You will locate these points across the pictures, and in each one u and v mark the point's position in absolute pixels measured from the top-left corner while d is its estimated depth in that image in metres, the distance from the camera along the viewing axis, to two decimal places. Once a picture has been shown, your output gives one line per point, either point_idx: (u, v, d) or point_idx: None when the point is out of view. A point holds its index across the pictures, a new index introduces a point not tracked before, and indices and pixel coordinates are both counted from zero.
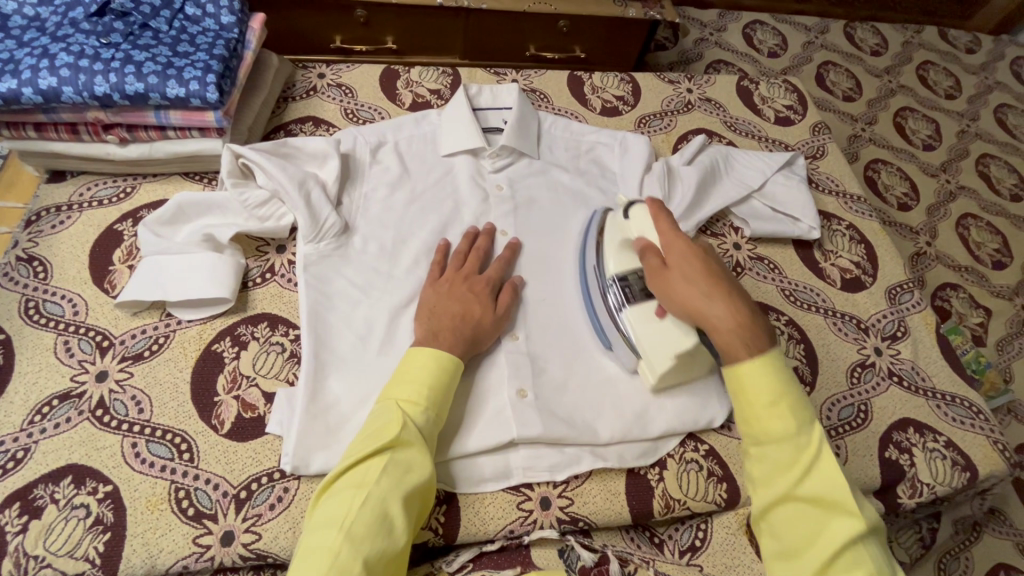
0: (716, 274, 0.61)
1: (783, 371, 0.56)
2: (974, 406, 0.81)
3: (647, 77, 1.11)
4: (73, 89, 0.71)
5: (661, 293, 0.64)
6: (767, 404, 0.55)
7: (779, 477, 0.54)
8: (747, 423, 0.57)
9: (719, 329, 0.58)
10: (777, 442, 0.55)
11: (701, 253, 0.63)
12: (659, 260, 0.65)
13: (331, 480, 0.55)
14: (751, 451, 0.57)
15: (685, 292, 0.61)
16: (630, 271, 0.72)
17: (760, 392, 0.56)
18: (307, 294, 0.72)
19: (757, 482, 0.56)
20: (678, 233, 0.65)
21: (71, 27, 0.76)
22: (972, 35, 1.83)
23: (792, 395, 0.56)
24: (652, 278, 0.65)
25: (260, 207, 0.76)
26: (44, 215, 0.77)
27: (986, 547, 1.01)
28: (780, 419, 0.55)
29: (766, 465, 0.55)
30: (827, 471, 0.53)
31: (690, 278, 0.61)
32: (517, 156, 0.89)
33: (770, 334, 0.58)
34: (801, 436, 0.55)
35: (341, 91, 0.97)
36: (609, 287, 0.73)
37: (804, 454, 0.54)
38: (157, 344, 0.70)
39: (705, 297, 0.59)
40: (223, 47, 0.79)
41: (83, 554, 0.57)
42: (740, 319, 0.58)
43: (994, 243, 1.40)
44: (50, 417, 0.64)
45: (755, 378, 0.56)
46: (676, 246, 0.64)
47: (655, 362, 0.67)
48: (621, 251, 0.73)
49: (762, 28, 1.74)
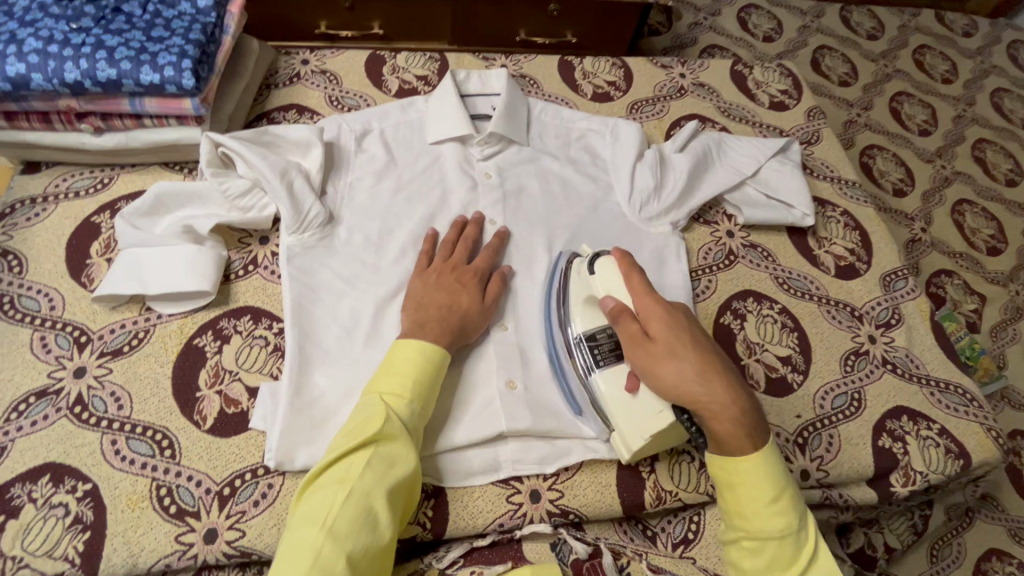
0: (703, 349, 0.58)
1: (776, 462, 0.55)
2: (968, 393, 0.80)
3: (641, 62, 1.09)
4: (43, 76, 0.69)
5: (646, 370, 0.58)
6: (768, 502, 0.53)
7: (774, 574, 0.53)
8: (743, 517, 0.54)
9: (719, 416, 0.54)
10: (777, 541, 0.53)
11: (685, 324, 0.59)
12: (639, 329, 0.60)
13: (314, 476, 0.54)
14: (743, 543, 0.54)
15: (678, 373, 0.56)
16: (598, 329, 0.67)
17: (760, 490, 0.53)
18: (291, 286, 0.70)
19: (745, 574, 0.54)
20: (659, 302, 0.61)
21: (40, 11, 0.73)
22: (969, 19, 1.81)
23: (789, 491, 0.54)
24: (634, 352, 0.60)
25: (242, 197, 0.74)
26: (18, 207, 0.75)
27: (979, 533, 1.01)
28: (781, 517, 0.53)
29: (762, 559, 0.53)
30: (821, 567, 0.53)
31: (680, 355, 0.57)
32: (506, 144, 0.87)
33: (763, 419, 0.56)
34: (799, 531, 0.53)
35: (326, 78, 0.94)
36: (576, 348, 0.67)
37: (803, 551, 0.53)
38: (137, 339, 0.68)
39: (701, 380, 0.55)
40: (199, 32, 0.76)
41: (63, 553, 0.56)
42: (739, 404, 0.55)
43: (989, 229, 1.39)
44: (26, 414, 0.62)
45: (757, 476, 0.54)
46: (657, 316, 0.60)
47: (629, 437, 0.62)
48: (589, 309, 0.68)
49: (757, 12, 1.71)
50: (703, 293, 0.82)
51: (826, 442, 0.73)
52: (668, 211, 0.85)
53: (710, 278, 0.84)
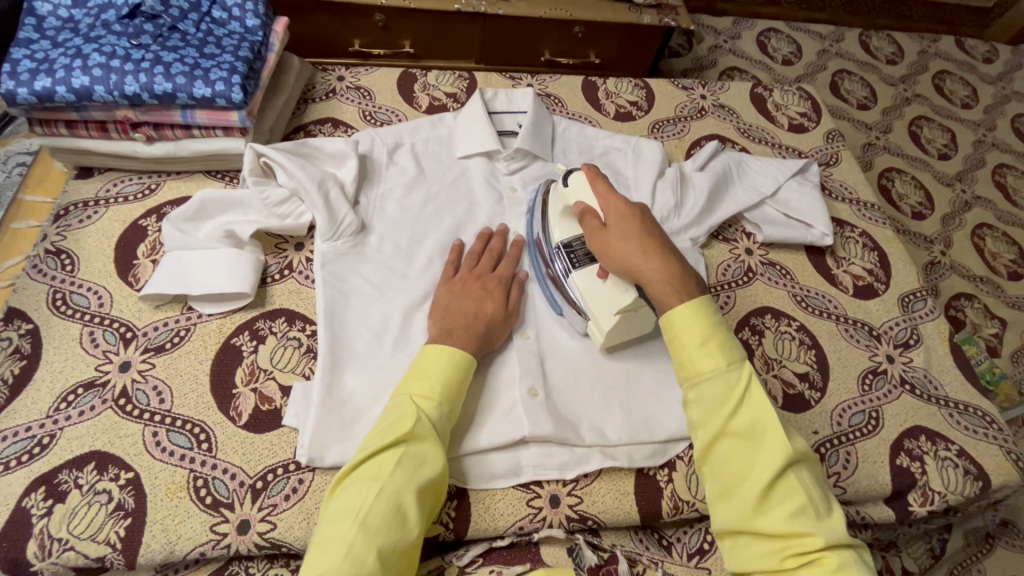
0: (649, 229, 0.63)
1: (711, 314, 0.58)
2: (988, 416, 0.80)
3: (662, 83, 1.12)
4: (105, 88, 0.74)
5: (602, 252, 0.65)
6: (698, 346, 0.57)
7: (712, 414, 0.55)
8: (682, 366, 0.58)
9: (654, 282, 0.60)
10: (709, 381, 0.56)
11: (637, 210, 0.65)
12: (597, 221, 0.67)
13: (346, 472, 0.56)
14: (687, 392, 0.58)
15: (623, 251, 0.63)
16: (574, 238, 0.74)
17: (690, 335, 0.57)
18: (325, 291, 0.73)
19: (694, 424, 0.57)
20: (615, 194, 0.67)
21: (104, 28, 0.78)
22: (989, 46, 1.83)
23: (721, 335, 0.57)
24: (592, 239, 0.66)
25: (281, 205, 0.78)
26: (72, 210, 0.80)
27: (1000, 560, 0.99)
28: (710, 357, 0.56)
29: (700, 404, 0.56)
30: (756, 403, 0.55)
31: (627, 236, 0.63)
32: (531, 159, 0.91)
33: (704, 287, 0.61)
34: (731, 371, 0.56)
35: (360, 93, 0.99)
36: (556, 255, 0.75)
37: (735, 389, 0.55)
38: (178, 337, 0.72)
39: (642, 253, 0.62)
40: (248, 50, 0.81)
41: (105, 538, 0.59)
42: (673, 272, 0.60)
43: (1010, 253, 1.40)
44: (74, 405, 0.66)
45: (689, 322, 0.57)
46: (613, 205, 0.66)
47: (601, 320, 0.69)
48: (563, 219, 0.76)
49: (776, 36, 1.74)
50: (722, 308, 0.84)
51: (844, 460, 0.74)
52: (688, 227, 0.88)
53: (729, 294, 0.85)
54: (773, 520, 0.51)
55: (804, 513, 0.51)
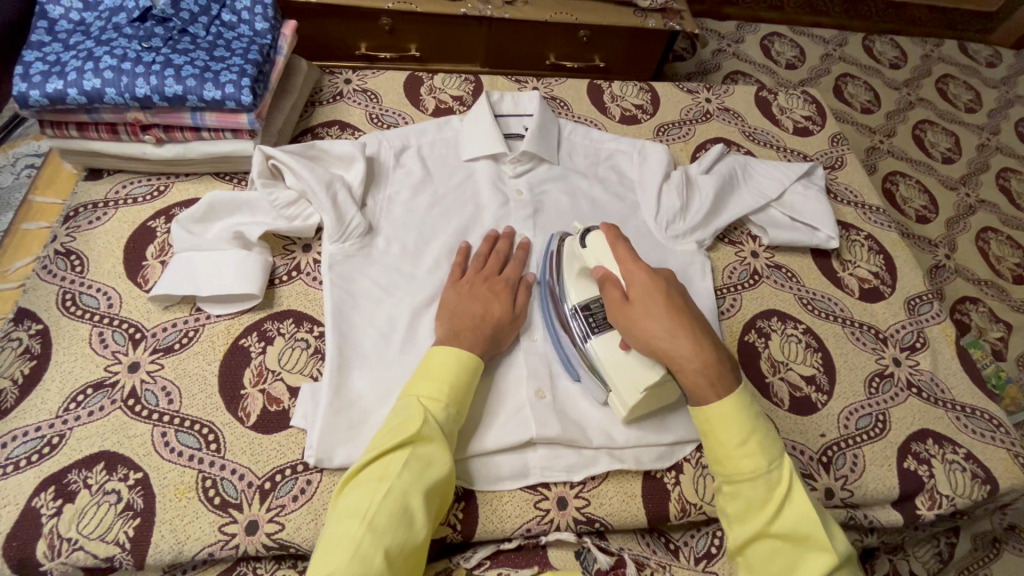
0: (678, 307, 0.59)
1: (747, 408, 0.56)
2: (994, 419, 0.80)
3: (667, 86, 1.12)
4: (116, 91, 0.74)
5: (626, 329, 0.61)
6: (738, 446, 0.55)
7: (753, 513, 0.55)
8: (719, 462, 0.57)
9: (686, 369, 0.57)
10: (750, 481, 0.55)
11: (665, 284, 0.61)
12: (620, 294, 0.62)
13: (354, 473, 0.57)
14: (724, 488, 0.57)
15: (650, 330, 0.58)
16: (593, 300, 0.70)
17: (729, 433, 0.56)
18: (333, 292, 0.74)
19: (731, 518, 0.56)
20: (640, 267, 0.62)
21: (115, 31, 0.79)
22: (992, 50, 1.84)
23: (762, 433, 0.56)
24: (615, 313, 0.62)
25: (289, 207, 0.79)
26: (81, 211, 0.80)
27: (1007, 564, 0.99)
28: (750, 458, 0.55)
29: (740, 502, 0.55)
30: (799, 505, 0.54)
31: (655, 315, 0.59)
32: (537, 161, 0.91)
33: (735, 372, 0.58)
34: (772, 472, 0.55)
35: (366, 96, 0.99)
36: (572, 317, 0.71)
37: (776, 491, 0.55)
38: (187, 337, 0.72)
39: (671, 335, 0.57)
40: (257, 52, 0.82)
41: (114, 538, 0.59)
42: (707, 358, 0.56)
43: (1014, 257, 1.40)
44: (84, 405, 0.66)
45: (727, 420, 0.56)
46: (638, 280, 0.62)
47: (625, 395, 0.65)
48: (580, 279, 0.72)
49: (779, 40, 1.75)
50: (728, 311, 0.84)
51: (850, 463, 0.73)
52: (694, 230, 0.88)
53: (735, 297, 0.86)
54: None
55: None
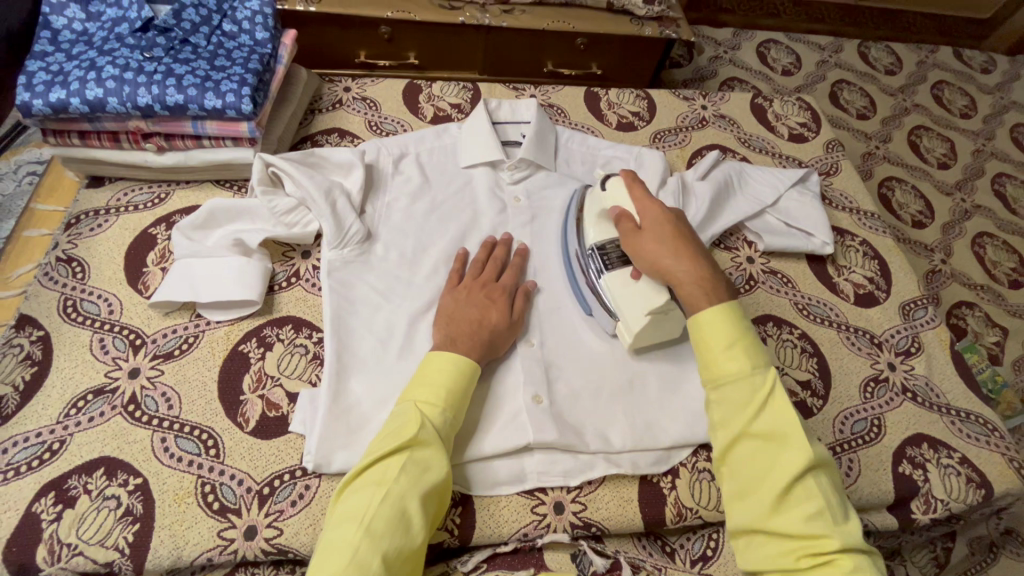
0: (683, 233, 0.65)
1: (740, 320, 0.59)
2: (989, 423, 0.81)
3: (663, 93, 1.14)
4: (118, 100, 0.75)
5: (634, 253, 0.67)
6: (724, 347, 0.58)
7: (734, 415, 0.56)
8: (706, 366, 0.59)
9: (684, 282, 0.62)
10: (733, 382, 0.57)
11: (672, 215, 0.67)
12: (632, 224, 0.69)
13: (351, 478, 0.57)
14: (710, 393, 0.59)
15: (654, 250, 0.65)
16: (607, 241, 0.75)
17: (717, 336, 0.58)
18: (332, 299, 0.74)
19: (714, 424, 0.58)
20: (651, 200, 0.69)
21: (117, 42, 0.80)
22: (987, 56, 1.85)
23: (748, 338, 0.58)
24: (625, 240, 0.69)
25: (288, 214, 0.79)
26: (83, 218, 0.81)
27: (1005, 569, 0.99)
28: (736, 360, 0.57)
29: (723, 402, 0.57)
30: (779, 407, 0.55)
31: (660, 238, 0.65)
32: (535, 168, 0.92)
33: (732, 292, 0.62)
34: (756, 375, 0.57)
35: (366, 104, 1.00)
36: (590, 257, 0.76)
37: (759, 393, 0.56)
38: (187, 343, 0.72)
39: (673, 254, 0.64)
40: (257, 62, 0.83)
41: (113, 543, 0.59)
42: (704, 274, 0.62)
43: (1010, 262, 1.40)
44: (84, 411, 0.66)
45: (716, 324, 0.59)
46: (648, 209, 0.68)
47: (631, 322, 0.70)
48: (599, 223, 0.77)
49: (775, 47, 1.76)
50: None
51: (846, 468, 0.74)
52: None
53: None
54: (787, 520, 0.52)
55: (822, 516, 0.51)
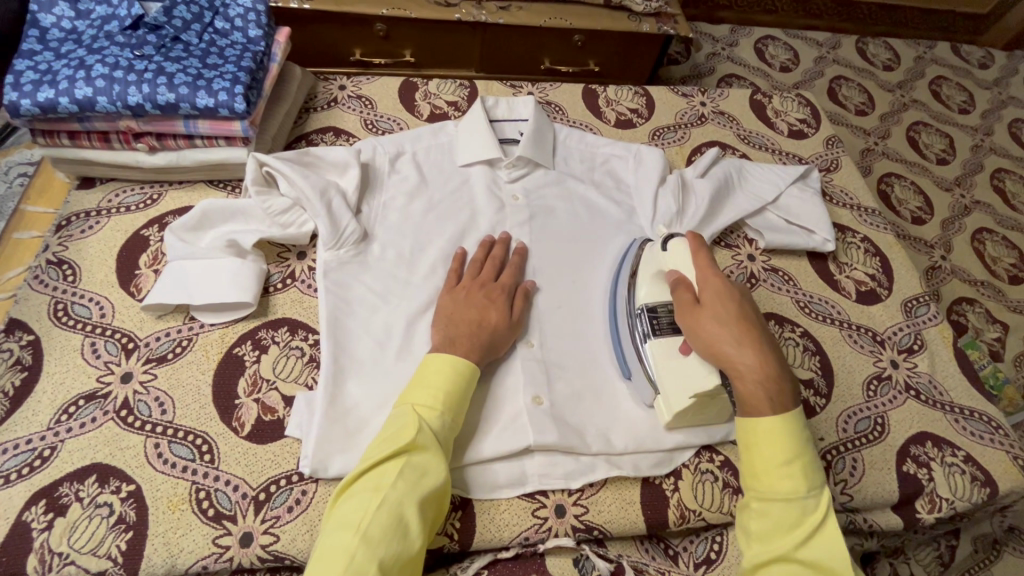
0: (748, 321, 0.63)
1: (798, 435, 0.58)
2: (993, 421, 0.80)
3: (662, 90, 1.13)
4: (108, 99, 0.74)
5: (690, 330, 0.65)
6: (781, 464, 0.57)
7: (780, 534, 0.55)
8: (755, 477, 0.58)
9: (745, 377, 0.59)
10: (784, 502, 0.56)
11: (738, 299, 0.65)
12: (692, 298, 0.67)
13: (348, 484, 0.56)
14: (754, 505, 0.57)
15: (716, 334, 0.62)
16: (659, 304, 0.71)
17: (776, 451, 0.57)
18: (328, 300, 0.73)
19: (753, 537, 0.57)
20: (715, 276, 0.67)
21: (106, 40, 0.79)
22: (984, 51, 1.85)
23: (806, 460, 0.57)
24: (683, 315, 0.66)
25: (283, 214, 0.78)
26: (74, 220, 0.80)
27: (1009, 566, 0.98)
28: (790, 480, 0.56)
29: (770, 519, 0.56)
30: (829, 538, 0.55)
31: (723, 321, 0.63)
32: (533, 166, 0.91)
33: (793, 394, 0.60)
34: (809, 498, 0.56)
35: (361, 102, 0.99)
36: (637, 318, 0.72)
37: (810, 517, 0.55)
38: (180, 347, 0.71)
39: (737, 343, 0.61)
40: (250, 60, 0.82)
41: (106, 552, 0.58)
42: (767, 372, 0.60)
43: (1010, 257, 1.40)
44: (75, 416, 0.65)
45: (775, 436, 0.57)
46: (712, 289, 0.66)
47: (673, 400, 0.66)
48: (654, 283, 0.73)
49: (773, 43, 1.75)
50: None
51: (850, 467, 0.73)
52: None
53: None
54: None
55: None
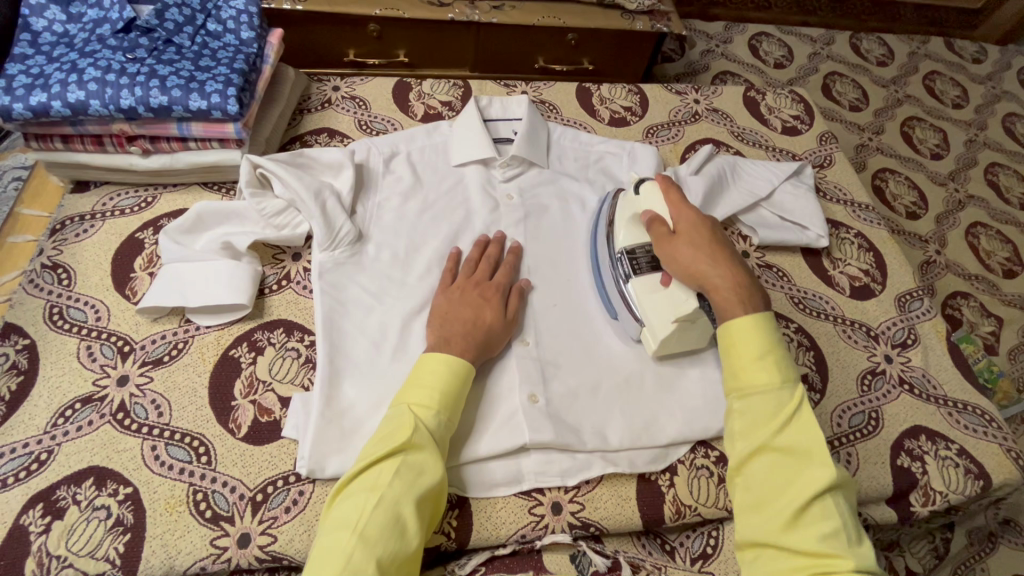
0: (718, 242, 0.68)
1: (771, 330, 0.62)
2: (986, 414, 0.80)
3: (655, 88, 1.13)
4: (100, 102, 0.74)
5: (669, 258, 0.69)
6: (755, 358, 0.60)
7: (758, 427, 0.57)
8: (734, 375, 0.61)
9: (722, 288, 0.64)
10: (760, 394, 0.58)
11: (707, 224, 0.70)
12: (666, 230, 0.71)
13: (345, 483, 0.56)
14: (735, 404, 0.60)
15: (692, 257, 0.67)
16: (638, 246, 0.75)
17: (750, 347, 0.60)
18: (323, 302, 0.73)
19: (735, 437, 0.59)
20: (686, 207, 0.72)
21: (98, 43, 0.79)
22: (978, 46, 1.86)
23: (779, 354, 0.60)
24: (660, 245, 0.70)
25: (278, 216, 0.78)
26: (68, 224, 0.80)
27: (1004, 559, 0.99)
28: (765, 372, 0.59)
29: (749, 413, 0.58)
30: (805, 426, 0.56)
31: (696, 245, 0.68)
32: (527, 165, 0.91)
33: (765, 301, 0.65)
34: (784, 390, 0.58)
35: (355, 103, 0.99)
36: (617, 262, 0.76)
37: (786, 407, 0.57)
38: (177, 349, 0.71)
39: (711, 261, 0.66)
40: (243, 62, 0.82)
41: (104, 554, 0.58)
42: (740, 282, 0.65)
43: (1004, 251, 1.40)
44: (72, 420, 0.65)
45: (748, 334, 0.61)
46: (684, 217, 0.71)
47: (658, 328, 0.69)
48: (631, 226, 0.76)
49: (767, 39, 1.75)
50: None
51: (845, 460, 0.73)
52: None
53: None
54: (802, 537, 0.51)
55: (837, 536, 0.51)
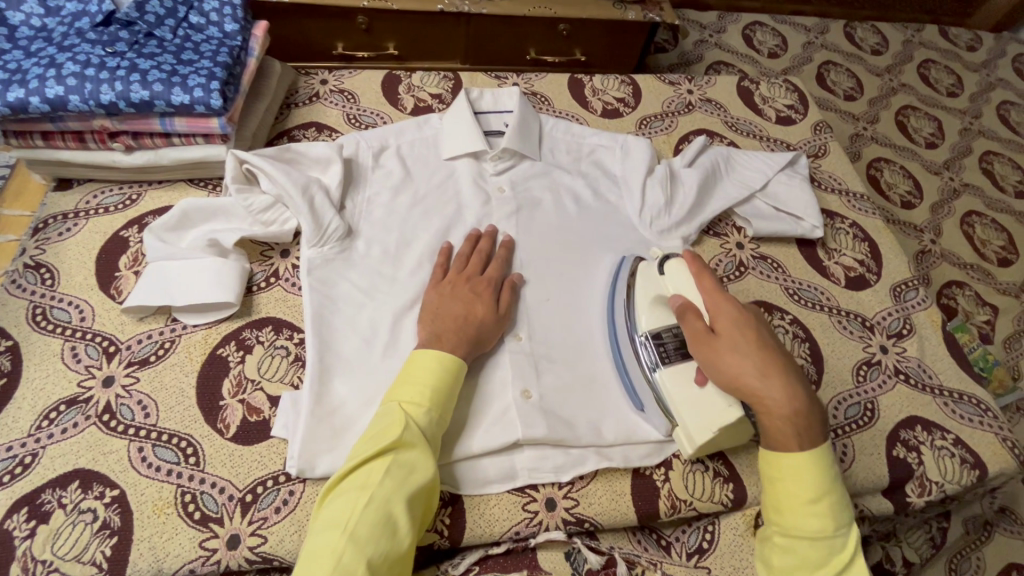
0: (767, 348, 0.60)
1: (825, 466, 0.57)
2: (981, 403, 0.80)
3: (649, 79, 1.12)
4: (80, 98, 0.72)
5: (707, 362, 0.62)
6: (808, 501, 0.56)
7: (803, 572, 0.56)
8: (779, 513, 0.58)
9: (773, 412, 0.57)
10: (810, 541, 0.56)
11: (752, 324, 0.62)
12: (704, 326, 0.64)
13: (335, 482, 0.55)
14: (778, 539, 0.58)
15: (738, 367, 0.59)
16: (663, 329, 0.71)
17: (802, 489, 0.56)
18: (312, 298, 0.72)
19: (776, 569, 0.58)
20: (726, 300, 0.64)
21: (78, 37, 0.77)
22: (973, 34, 1.84)
23: (834, 496, 0.57)
24: (697, 345, 0.63)
25: (265, 212, 0.77)
26: (51, 223, 0.78)
27: (1000, 547, 0.99)
28: (818, 518, 0.56)
29: (794, 556, 0.57)
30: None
31: (742, 351, 0.60)
32: (519, 158, 0.90)
33: (821, 422, 0.59)
34: (836, 536, 0.56)
35: (343, 97, 0.97)
36: (642, 345, 0.71)
37: (836, 556, 0.56)
38: (163, 349, 0.70)
39: (761, 376, 0.58)
40: (227, 55, 0.80)
41: (91, 558, 0.57)
42: (795, 404, 0.57)
43: (999, 240, 1.40)
44: (56, 422, 0.64)
45: (801, 476, 0.57)
46: (725, 314, 0.63)
47: (694, 432, 0.64)
48: (654, 307, 0.72)
49: (761, 29, 1.74)
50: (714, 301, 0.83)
51: (841, 451, 0.73)
52: (679, 224, 0.87)
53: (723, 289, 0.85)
54: None
55: None
